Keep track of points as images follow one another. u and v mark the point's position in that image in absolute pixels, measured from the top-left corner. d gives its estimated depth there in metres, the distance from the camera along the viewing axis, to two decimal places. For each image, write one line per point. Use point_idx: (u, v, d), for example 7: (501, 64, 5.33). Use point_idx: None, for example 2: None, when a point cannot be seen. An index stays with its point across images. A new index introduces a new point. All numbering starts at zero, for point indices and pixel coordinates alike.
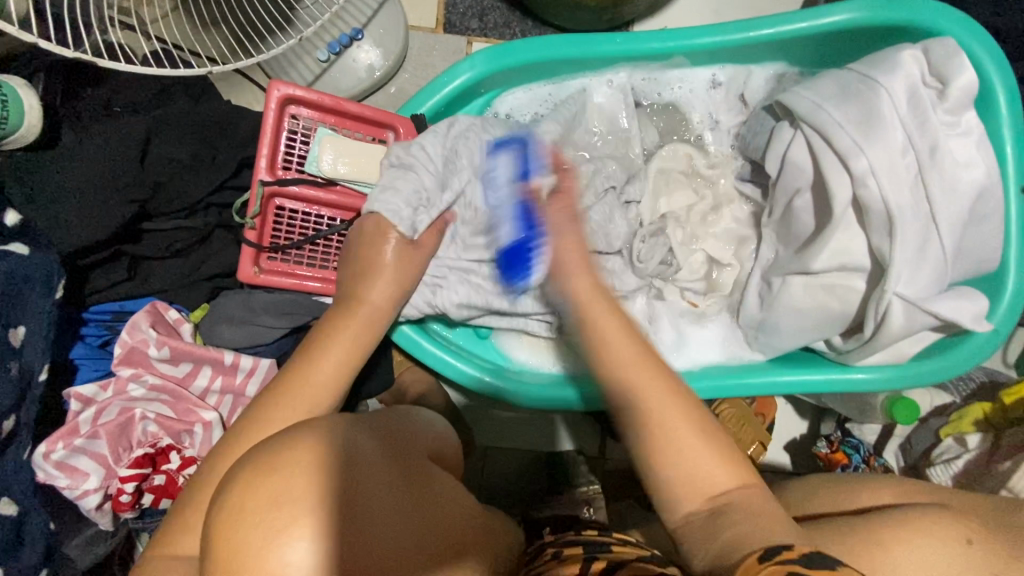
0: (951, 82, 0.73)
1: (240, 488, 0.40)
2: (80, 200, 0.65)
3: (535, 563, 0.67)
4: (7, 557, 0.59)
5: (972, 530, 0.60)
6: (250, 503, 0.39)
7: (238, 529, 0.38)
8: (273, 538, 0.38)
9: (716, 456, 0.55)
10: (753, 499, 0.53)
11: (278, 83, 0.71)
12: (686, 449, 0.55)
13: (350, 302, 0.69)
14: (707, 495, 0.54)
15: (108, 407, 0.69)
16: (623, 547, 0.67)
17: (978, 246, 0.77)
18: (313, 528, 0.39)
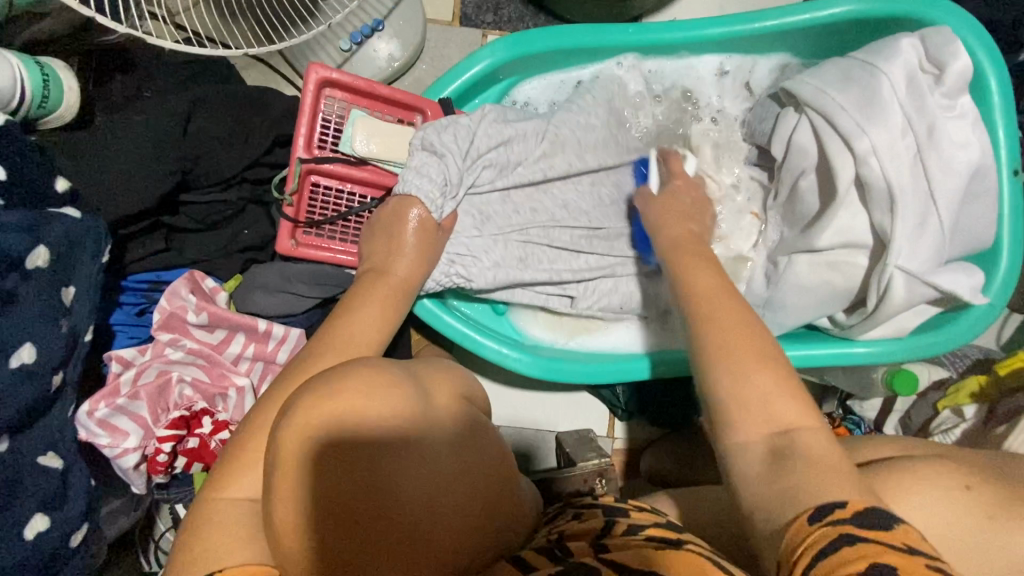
0: (947, 68, 0.77)
1: (295, 416, 0.47)
2: (126, 170, 0.69)
3: (556, 523, 0.69)
4: (53, 508, 0.61)
5: (968, 476, 0.62)
6: (301, 429, 0.47)
7: (293, 447, 0.46)
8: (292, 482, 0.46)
9: (784, 391, 0.55)
10: (818, 439, 0.52)
11: (316, 66, 0.75)
12: (756, 387, 0.55)
13: (382, 271, 0.72)
14: (770, 427, 0.54)
15: (147, 369, 0.73)
16: (640, 512, 0.68)
17: (974, 223, 0.81)
18: (315, 479, 0.46)
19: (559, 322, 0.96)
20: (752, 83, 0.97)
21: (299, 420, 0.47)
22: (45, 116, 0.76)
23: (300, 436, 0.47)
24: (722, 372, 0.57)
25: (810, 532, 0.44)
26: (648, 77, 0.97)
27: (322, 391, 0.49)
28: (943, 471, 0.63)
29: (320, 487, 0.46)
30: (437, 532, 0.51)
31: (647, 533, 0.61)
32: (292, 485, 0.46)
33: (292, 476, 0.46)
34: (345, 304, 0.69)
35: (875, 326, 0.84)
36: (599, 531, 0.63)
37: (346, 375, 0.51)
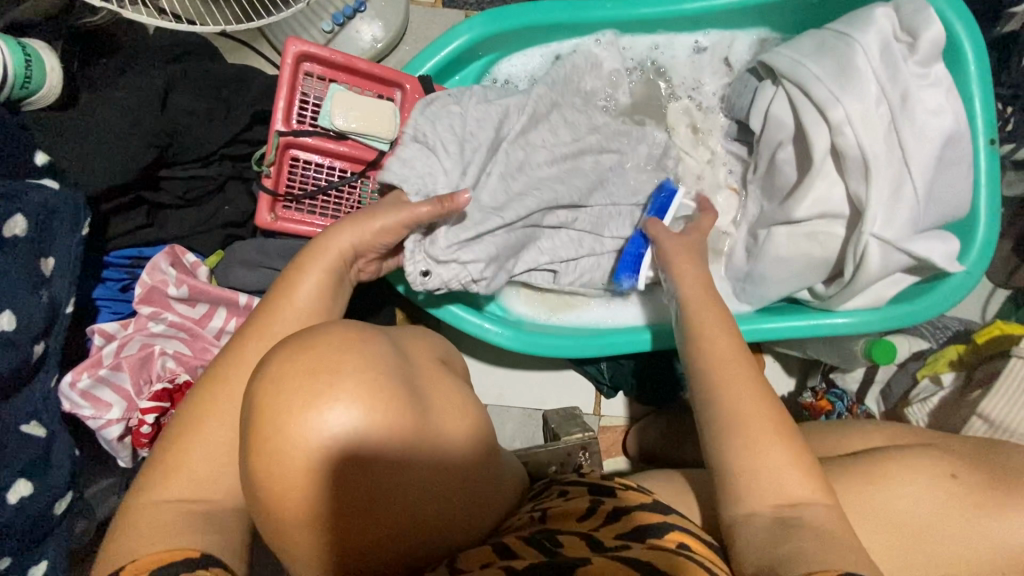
0: (920, 35, 0.78)
1: (273, 364, 0.45)
2: (106, 144, 0.69)
3: (540, 500, 0.70)
4: (36, 475, 0.62)
5: (954, 464, 0.66)
6: (283, 376, 0.44)
7: (273, 396, 0.44)
8: (280, 427, 0.44)
9: (797, 470, 0.56)
10: (824, 518, 0.53)
11: (294, 40, 0.76)
12: (765, 470, 0.56)
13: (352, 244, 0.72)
14: (778, 503, 0.54)
15: (129, 341, 0.74)
16: (628, 491, 0.69)
17: (950, 190, 0.81)
18: (307, 418, 0.44)
19: (541, 298, 0.97)
20: (732, 58, 0.97)
21: (277, 370, 0.45)
22: (27, 96, 0.77)
23: (280, 382, 0.44)
24: (736, 439, 0.57)
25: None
26: (628, 54, 0.98)
27: (304, 340, 0.47)
28: (930, 461, 0.66)
29: (302, 436, 0.43)
30: (420, 493, 0.48)
31: (627, 521, 0.62)
32: (273, 432, 0.44)
33: (272, 423, 0.44)
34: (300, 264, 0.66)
35: (853, 296, 0.85)
36: (583, 512, 0.65)
37: (330, 327, 0.49)
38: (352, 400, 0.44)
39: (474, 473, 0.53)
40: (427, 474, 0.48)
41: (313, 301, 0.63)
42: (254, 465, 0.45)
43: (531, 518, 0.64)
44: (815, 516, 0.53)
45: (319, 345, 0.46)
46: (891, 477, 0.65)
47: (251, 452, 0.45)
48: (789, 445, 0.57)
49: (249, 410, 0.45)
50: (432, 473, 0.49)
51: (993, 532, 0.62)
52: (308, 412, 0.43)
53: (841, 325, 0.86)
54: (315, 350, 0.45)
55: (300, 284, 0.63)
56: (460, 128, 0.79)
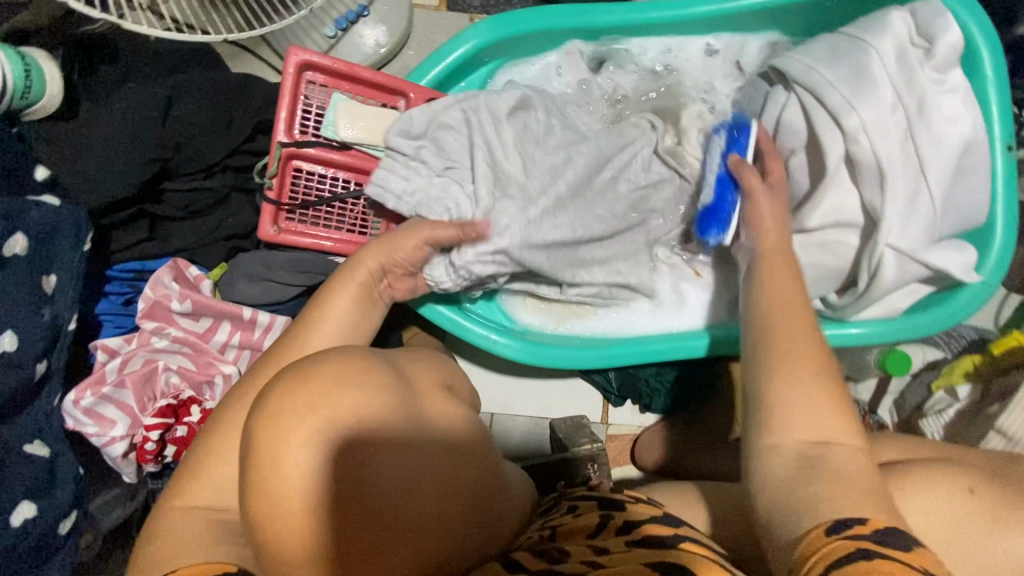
0: (937, 40, 0.76)
1: (273, 398, 0.44)
2: (108, 158, 0.68)
3: (550, 517, 0.69)
4: (38, 496, 0.62)
5: (972, 478, 0.63)
6: (286, 411, 0.43)
7: (256, 437, 0.43)
8: (280, 464, 0.42)
9: (827, 405, 0.53)
10: (851, 456, 0.51)
11: (297, 49, 0.74)
12: (797, 406, 0.53)
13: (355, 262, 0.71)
14: (807, 438, 0.52)
15: (133, 357, 0.73)
16: (636, 504, 0.67)
17: (967, 199, 0.80)
18: (316, 446, 0.42)
19: (548, 307, 0.96)
20: (742, 61, 0.95)
21: (276, 406, 0.43)
22: (28, 106, 0.75)
23: (281, 417, 0.43)
24: (775, 380, 0.55)
25: (826, 545, 0.44)
26: (637, 59, 0.96)
27: (299, 372, 0.46)
28: (948, 472, 0.64)
29: (286, 483, 0.42)
30: (420, 524, 0.48)
31: (638, 533, 0.60)
32: (257, 478, 0.42)
33: (255, 468, 0.42)
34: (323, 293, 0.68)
35: (867, 306, 0.83)
36: (594, 526, 0.63)
37: (324, 358, 0.48)
38: (334, 445, 0.43)
39: (468, 502, 0.53)
40: (414, 513, 0.47)
41: (327, 326, 0.65)
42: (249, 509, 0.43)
43: (542, 535, 0.64)
44: (842, 457, 0.51)
45: (303, 382, 0.45)
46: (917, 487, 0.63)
47: (236, 497, 0.44)
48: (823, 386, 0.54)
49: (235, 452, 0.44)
50: (419, 510, 0.48)
51: (1003, 552, 0.59)
52: (290, 456, 0.42)
53: (863, 331, 0.84)
54: (301, 388, 0.44)
55: (326, 309, 0.66)
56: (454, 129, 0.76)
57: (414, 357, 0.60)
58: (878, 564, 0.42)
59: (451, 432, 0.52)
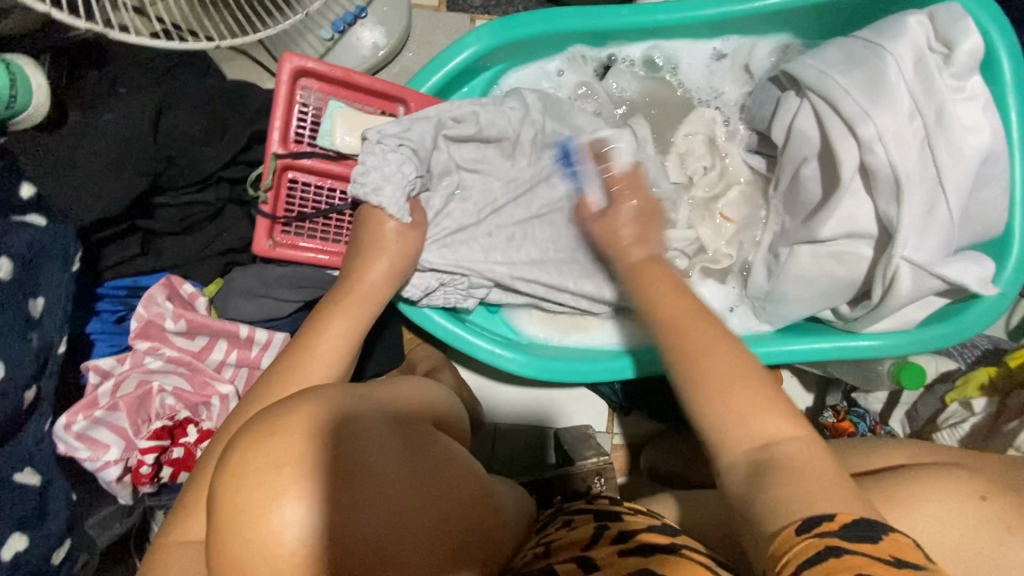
0: (957, 46, 0.73)
1: (236, 454, 0.41)
2: (95, 173, 0.65)
3: (546, 533, 0.67)
4: (30, 526, 0.59)
5: (985, 484, 0.60)
6: (250, 466, 0.41)
7: (235, 494, 0.40)
8: (255, 522, 0.40)
9: (763, 400, 0.53)
10: (802, 448, 0.49)
11: (291, 56, 0.72)
12: (740, 408, 0.53)
13: (352, 277, 0.69)
14: (757, 442, 0.51)
15: (126, 379, 0.70)
16: (634, 514, 0.65)
17: (985, 210, 0.77)
18: (299, 495, 0.40)
19: (553, 318, 0.93)
20: (752, 65, 0.93)
21: (242, 463, 0.41)
22: (14, 117, 0.72)
23: (249, 474, 0.40)
24: (710, 387, 0.54)
25: (797, 544, 0.42)
26: (643, 62, 0.94)
27: (263, 424, 0.43)
28: (960, 480, 0.60)
29: (267, 541, 0.40)
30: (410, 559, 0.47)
31: (636, 542, 0.58)
32: (237, 537, 0.40)
33: (234, 528, 0.40)
34: (320, 313, 0.66)
35: (879, 318, 0.81)
36: (588, 540, 0.61)
37: (292, 404, 0.45)
38: (321, 495, 0.41)
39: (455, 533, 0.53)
40: (398, 558, 0.46)
41: (316, 357, 0.62)
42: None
43: (537, 552, 0.62)
44: (790, 451, 0.49)
45: (282, 430, 0.42)
46: (919, 503, 0.60)
47: (217, 564, 0.40)
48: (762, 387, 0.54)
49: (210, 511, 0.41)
50: (404, 552, 0.47)
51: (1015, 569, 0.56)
52: (271, 512, 0.40)
53: (861, 346, 0.83)
54: (280, 436, 0.42)
55: (322, 334, 0.63)
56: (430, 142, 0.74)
57: (392, 391, 0.59)
58: (845, 560, 0.40)
59: (428, 470, 0.51)
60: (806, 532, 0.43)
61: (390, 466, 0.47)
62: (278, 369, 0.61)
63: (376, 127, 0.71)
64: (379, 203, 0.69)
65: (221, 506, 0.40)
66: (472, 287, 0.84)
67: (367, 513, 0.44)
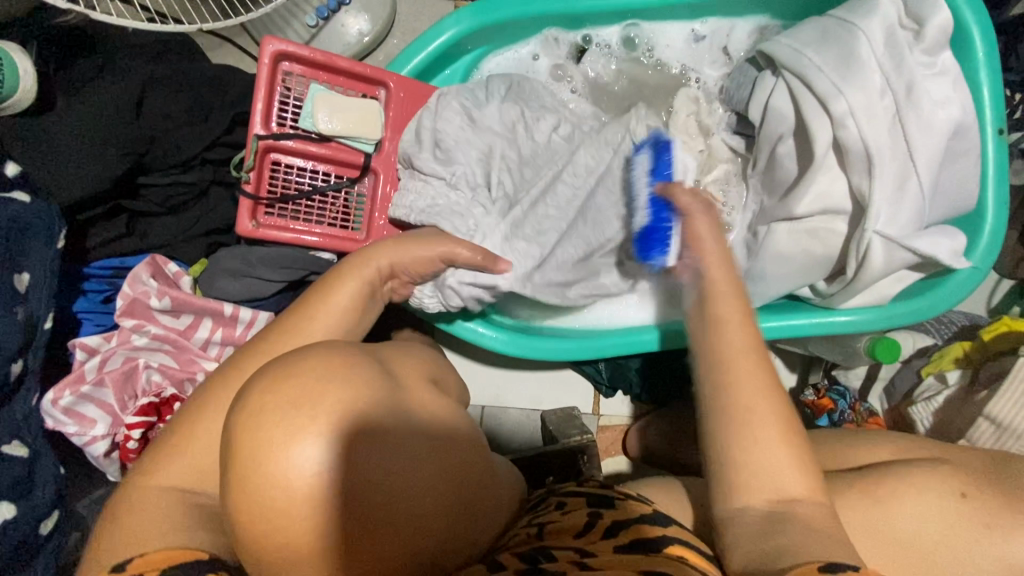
0: (927, 23, 0.74)
1: (253, 397, 0.44)
2: (78, 153, 0.67)
3: (540, 513, 0.68)
4: (18, 496, 0.61)
5: (965, 483, 0.62)
6: (265, 407, 0.43)
7: (252, 433, 0.42)
8: (271, 459, 0.42)
9: (793, 461, 0.51)
10: (823, 515, 0.49)
11: (272, 38, 0.73)
12: (767, 463, 0.50)
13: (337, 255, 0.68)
14: (775, 498, 0.50)
15: (112, 355, 0.72)
16: (625, 500, 0.67)
17: (956, 184, 0.79)
18: (312, 434, 0.42)
19: (536, 297, 0.95)
20: (731, 47, 0.94)
21: (260, 404, 0.43)
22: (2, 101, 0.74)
23: (265, 414, 0.42)
24: (730, 430, 0.51)
25: None
26: (623, 46, 0.95)
27: (277, 370, 0.45)
28: (940, 474, 0.62)
29: (283, 477, 0.42)
30: (420, 506, 0.49)
31: (626, 537, 0.60)
32: (256, 473, 0.42)
33: (252, 466, 0.42)
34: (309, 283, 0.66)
35: (856, 294, 0.82)
36: (582, 527, 0.63)
37: (306, 353, 0.47)
38: (333, 436, 0.43)
39: (465, 486, 0.55)
40: (410, 501, 0.48)
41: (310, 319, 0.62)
42: (240, 509, 0.43)
43: (529, 534, 0.63)
44: (809, 512, 0.49)
45: (294, 376, 0.44)
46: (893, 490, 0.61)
47: (234, 499, 0.43)
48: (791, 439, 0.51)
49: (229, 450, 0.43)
50: (416, 499, 0.48)
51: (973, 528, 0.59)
52: (285, 450, 0.42)
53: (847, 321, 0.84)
54: (293, 381, 0.44)
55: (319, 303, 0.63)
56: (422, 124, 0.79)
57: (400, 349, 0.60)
58: None
59: (438, 420, 0.53)
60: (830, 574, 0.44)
61: (401, 413, 0.49)
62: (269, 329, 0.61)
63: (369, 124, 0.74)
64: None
65: (238, 445, 0.42)
66: None
67: (382, 455, 0.46)
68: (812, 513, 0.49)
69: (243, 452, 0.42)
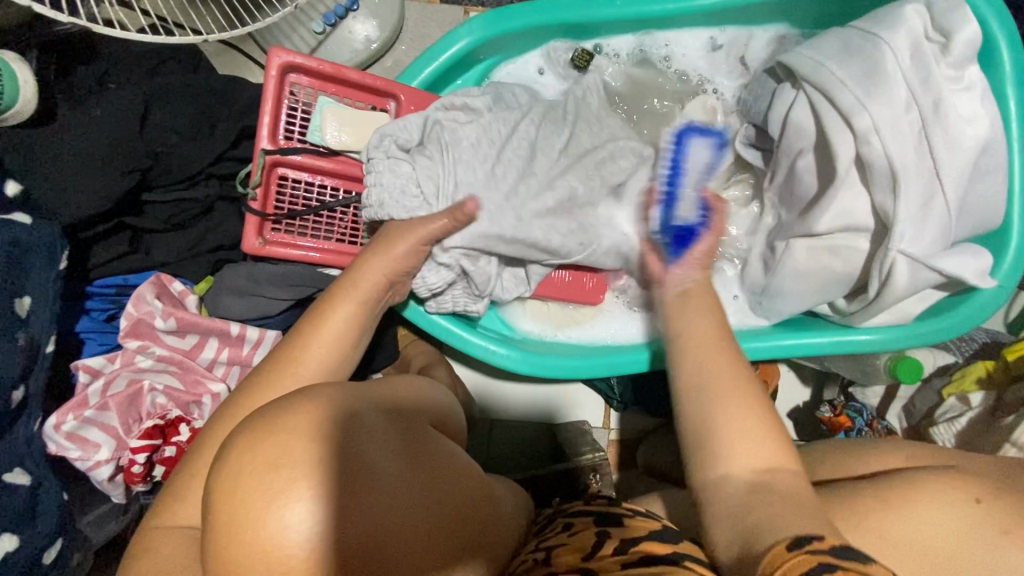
0: (955, 35, 0.72)
1: (234, 456, 0.41)
2: (80, 171, 0.64)
3: (546, 536, 0.66)
4: (20, 526, 0.59)
5: (978, 486, 0.57)
6: (246, 468, 0.40)
7: (236, 495, 0.40)
8: (255, 524, 0.39)
9: (761, 433, 0.56)
10: (792, 482, 0.53)
11: (278, 50, 0.71)
12: (740, 429, 0.56)
13: (354, 277, 0.67)
14: (757, 468, 0.54)
15: (116, 378, 0.70)
16: (635, 519, 0.65)
17: (982, 201, 0.76)
18: (300, 494, 0.40)
19: (548, 312, 0.93)
20: (748, 57, 0.91)
21: (242, 464, 0.40)
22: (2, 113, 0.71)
23: (248, 475, 0.40)
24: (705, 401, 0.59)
25: (788, 559, 0.44)
26: (637, 55, 0.92)
27: (261, 424, 0.43)
28: (952, 482, 0.57)
29: (267, 544, 0.39)
30: (414, 561, 0.46)
31: (641, 551, 0.58)
32: (238, 537, 0.39)
33: (234, 531, 0.39)
34: (320, 304, 0.65)
35: (875, 313, 0.80)
36: (589, 549, 0.60)
37: (291, 404, 0.45)
38: (322, 498, 0.40)
39: (459, 532, 0.53)
40: (402, 561, 0.45)
41: (303, 362, 0.61)
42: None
43: (536, 560, 0.60)
44: (789, 481, 0.53)
45: (278, 432, 0.42)
46: (910, 505, 0.57)
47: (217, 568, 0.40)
48: (751, 404, 0.58)
49: (210, 513, 0.41)
50: (409, 554, 0.46)
51: None
52: (269, 514, 0.39)
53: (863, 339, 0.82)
54: (279, 437, 0.41)
55: (320, 329, 0.63)
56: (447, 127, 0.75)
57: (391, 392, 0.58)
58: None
59: (429, 473, 0.50)
60: (798, 548, 0.45)
61: (390, 468, 0.47)
62: (274, 361, 0.61)
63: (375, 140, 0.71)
64: (383, 217, 0.72)
65: (218, 509, 0.40)
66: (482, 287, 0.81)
67: (371, 515, 0.43)
68: (788, 484, 0.53)
69: (225, 516, 0.40)
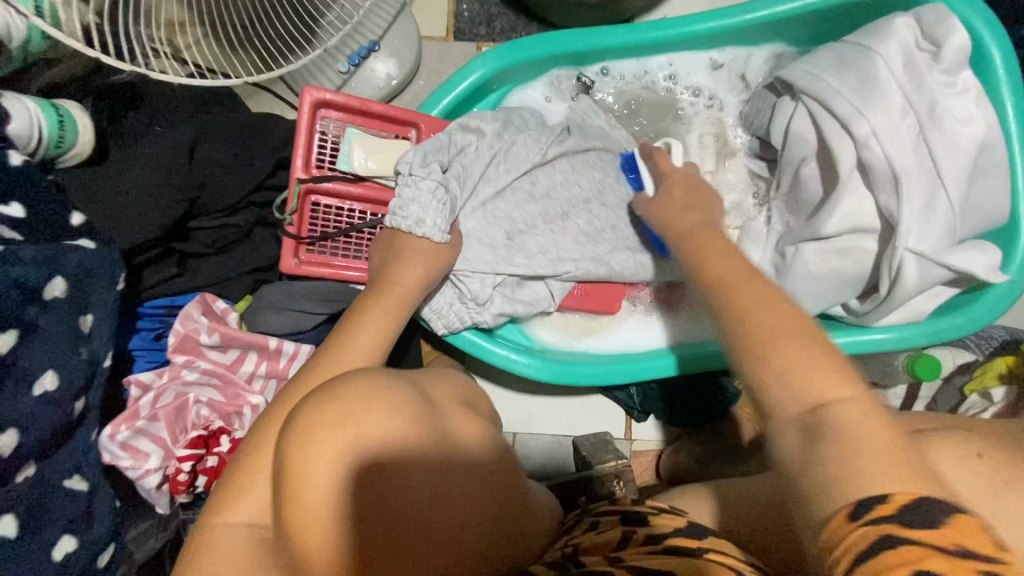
0: (945, 43, 0.76)
1: (298, 419, 0.49)
2: (137, 201, 0.71)
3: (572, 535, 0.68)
4: (79, 529, 0.63)
5: (985, 449, 0.56)
6: (307, 430, 0.48)
7: (298, 452, 0.48)
8: (311, 479, 0.47)
9: (827, 369, 0.46)
10: (857, 417, 0.44)
11: (311, 88, 0.77)
12: (797, 366, 0.47)
13: (380, 284, 0.72)
14: (807, 406, 0.45)
15: (165, 391, 0.75)
16: (659, 517, 0.66)
17: (986, 198, 0.79)
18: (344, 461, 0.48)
19: (566, 323, 0.96)
20: (747, 75, 0.96)
21: (308, 426, 0.48)
22: (62, 154, 0.83)
23: (311, 435, 0.48)
24: (748, 354, 0.49)
25: (851, 531, 0.39)
26: (640, 78, 0.98)
27: (326, 391, 0.51)
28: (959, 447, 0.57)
29: (315, 499, 0.47)
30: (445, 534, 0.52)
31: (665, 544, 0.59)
32: (295, 488, 0.47)
33: (292, 485, 0.47)
34: (353, 313, 0.68)
35: (888, 311, 0.82)
36: (618, 542, 0.62)
37: (347, 379, 0.53)
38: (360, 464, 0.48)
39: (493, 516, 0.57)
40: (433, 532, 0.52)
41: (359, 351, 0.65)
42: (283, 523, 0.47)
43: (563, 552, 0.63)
44: (843, 413, 0.44)
45: (335, 402, 0.50)
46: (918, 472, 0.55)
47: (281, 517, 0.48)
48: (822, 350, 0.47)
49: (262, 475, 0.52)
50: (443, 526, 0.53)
51: None
52: (321, 474, 0.47)
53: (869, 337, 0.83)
54: (335, 405, 0.49)
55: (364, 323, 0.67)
56: (464, 153, 0.82)
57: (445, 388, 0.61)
58: (903, 552, 0.37)
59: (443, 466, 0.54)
60: (861, 516, 0.39)
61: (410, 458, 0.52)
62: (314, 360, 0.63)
63: (404, 161, 0.76)
64: (423, 232, 0.74)
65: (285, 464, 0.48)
66: (484, 300, 0.85)
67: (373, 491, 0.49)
68: (845, 417, 0.44)
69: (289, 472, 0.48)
